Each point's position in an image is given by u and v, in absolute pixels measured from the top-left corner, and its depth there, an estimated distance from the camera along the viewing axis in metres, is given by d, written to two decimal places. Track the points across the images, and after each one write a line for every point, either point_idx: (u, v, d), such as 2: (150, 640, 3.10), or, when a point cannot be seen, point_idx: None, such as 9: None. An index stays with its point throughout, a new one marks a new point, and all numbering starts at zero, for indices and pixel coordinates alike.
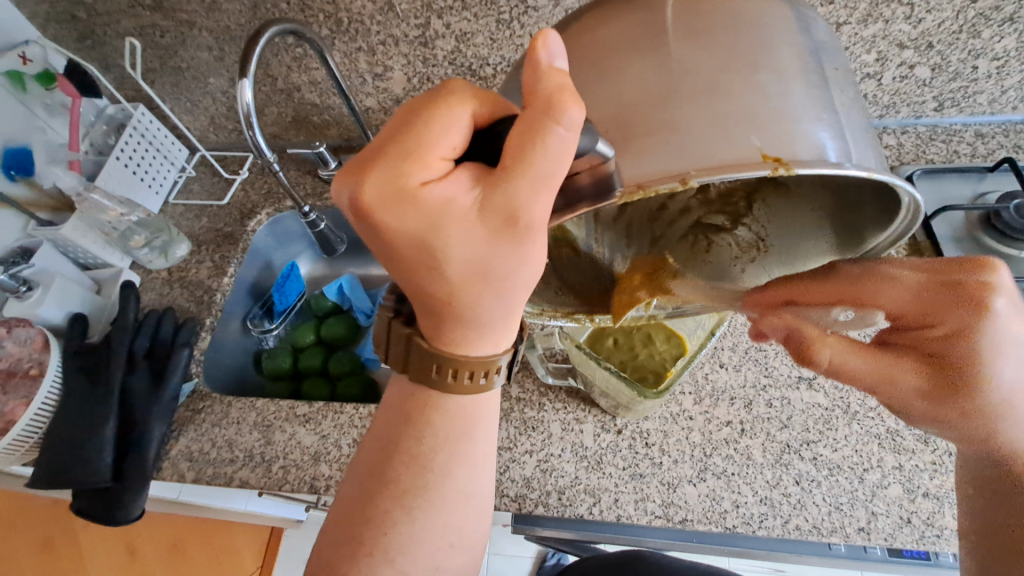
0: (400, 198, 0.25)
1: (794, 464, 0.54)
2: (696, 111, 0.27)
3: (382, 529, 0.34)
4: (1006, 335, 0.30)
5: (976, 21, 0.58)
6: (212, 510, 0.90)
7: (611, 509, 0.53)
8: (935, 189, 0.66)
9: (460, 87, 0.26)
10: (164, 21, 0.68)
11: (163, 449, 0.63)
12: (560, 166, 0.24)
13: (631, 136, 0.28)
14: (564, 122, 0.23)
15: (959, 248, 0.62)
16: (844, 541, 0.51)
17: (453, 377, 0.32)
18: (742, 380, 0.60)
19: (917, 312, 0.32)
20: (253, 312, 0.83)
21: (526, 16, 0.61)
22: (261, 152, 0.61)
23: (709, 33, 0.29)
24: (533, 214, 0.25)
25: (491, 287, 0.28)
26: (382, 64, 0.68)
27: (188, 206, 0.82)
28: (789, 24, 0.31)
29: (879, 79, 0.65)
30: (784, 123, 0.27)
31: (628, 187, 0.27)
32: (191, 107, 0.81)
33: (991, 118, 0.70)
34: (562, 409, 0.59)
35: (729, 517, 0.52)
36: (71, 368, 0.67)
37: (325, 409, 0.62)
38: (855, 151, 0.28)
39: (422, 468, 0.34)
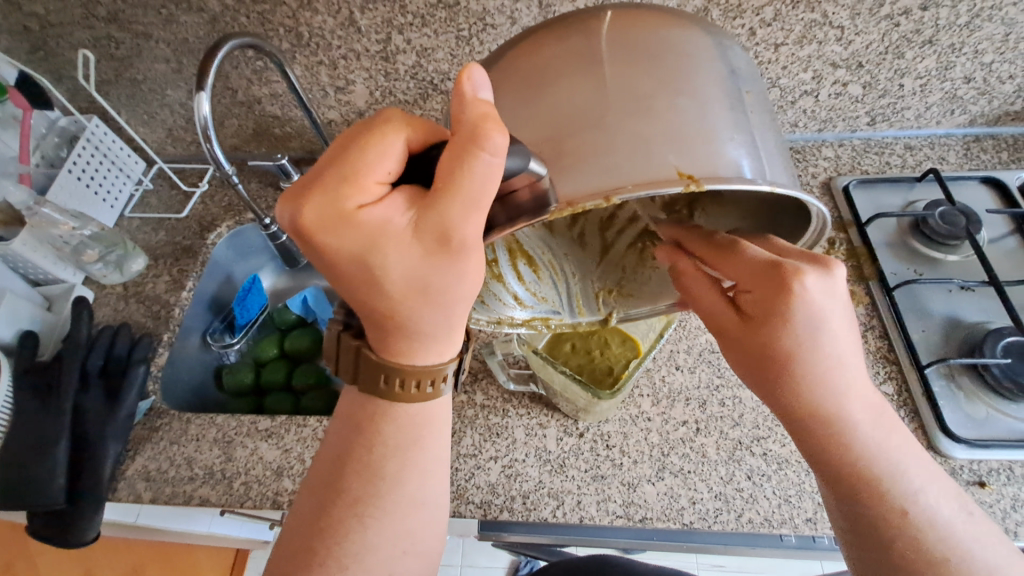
0: (339, 221, 0.26)
1: (746, 460, 0.57)
2: (621, 132, 0.29)
3: (336, 538, 0.34)
4: (808, 308, 0.34)
5: (899, 42, 0.63)
6: (171, 532, 0.87)
7: (574, 511, 0.55)
8: (870, 198, 0.71)
9: (396, 116, 0.27)
10: (120, 32, 0.68)
11: (118, 469, 0.61)
12: (488, 188, 0.26)
13: (562, 156, 0.30)
14: (489, 148, 0.25)
15: (891, 252, 0.66)
16: (793, 531, 0.53)
17: (403, 387, 0.33)
18: (697, 382, 0.62)
19: (742, 273, 0.36)
20: (213, 327, 0.81)
21: (485, 33, 0.63)
22: (221, 165, 0.61)
23: (633, 59, 0.31)
24: (466, 232, 0.27)
25: (432, 301, 0.29)
26: (344, 78, 0.69)
27: (145, 220, 0.81)
28: (708, 51, 0.33)
29: (816, 96, 0.69)
30: (702, 143, 0.30)
31: (561, 204, 0.28)
32: (148, 120, 0.80)
33: (917, 131, 0.75)
34: (525, 415, 0.60)
35: (686, 514, 0.54)
36: (22, 387, 0.65)
37: (288, 422, 0.62)
38: (766, 169, 0.31)
39: (375, 476, 0.35)
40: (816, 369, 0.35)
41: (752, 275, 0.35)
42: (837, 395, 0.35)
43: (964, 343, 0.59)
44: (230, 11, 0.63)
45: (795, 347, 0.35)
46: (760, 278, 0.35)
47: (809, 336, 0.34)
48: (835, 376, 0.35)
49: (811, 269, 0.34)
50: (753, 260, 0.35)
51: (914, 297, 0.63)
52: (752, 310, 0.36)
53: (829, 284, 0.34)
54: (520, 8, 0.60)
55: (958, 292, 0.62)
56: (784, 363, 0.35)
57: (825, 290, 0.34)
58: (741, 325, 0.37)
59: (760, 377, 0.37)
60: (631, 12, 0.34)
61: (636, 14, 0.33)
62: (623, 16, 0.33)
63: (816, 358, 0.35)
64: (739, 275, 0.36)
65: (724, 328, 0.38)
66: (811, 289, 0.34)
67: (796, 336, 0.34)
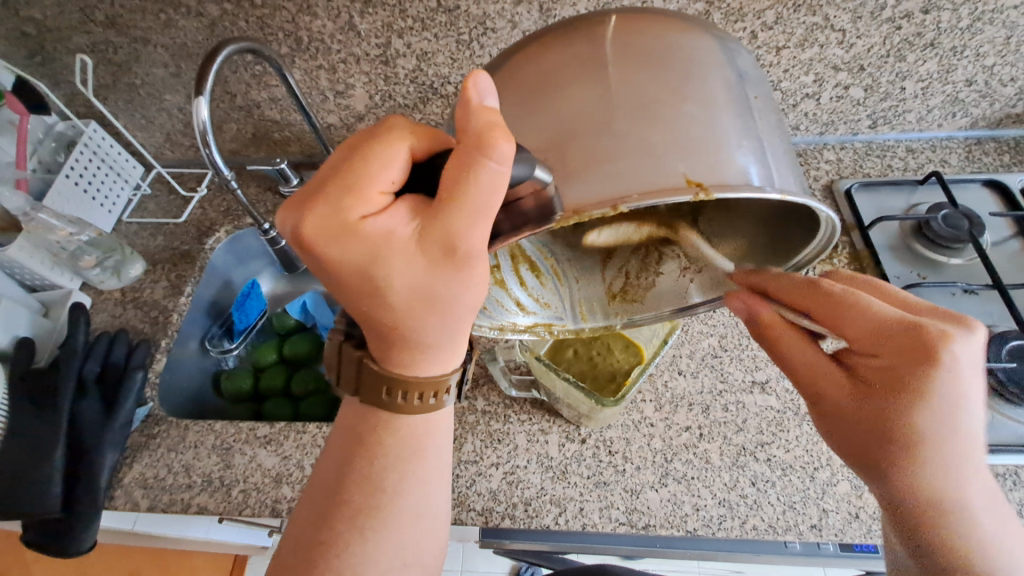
0: (342, 231, 0.25)
1: (749, 466, 0.56)
2: (628, 139, 0.29)
3: (335, 550, 0.34)
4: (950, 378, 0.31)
5: (901, 46, 0.63)
6: (168, 539, 0.87)
7: (576, 518, 0.54)
8: (871, 202, 0.71)
9: (400, 123, 0.27)
10: (118, 37, 0.67)
11: (115, 477, 0.61)
12: (494, 197, 0.25)
13: (568, 163, 0.29)
14: (495, 157, 0.24)
15: (894, 255, 0.66)
16: (798, 538, 0.53)
17: (405, 397, 0.32)
18: (700, 387, 0.62)
19: (864, 332, 0.34)
20: (212, 333, 0.81)
21: (485, 37, 0.62)
22: (219, 170, 0.60)
23: (638, 65, 0.31)
24: (471, 242, 0.26)
25: (436, 312, 0.29)
26: (344, 82, 0.69)
27: (143, 225, 0.80)
28: (714, 56, 0.33)
29: (817, 99, 0.69)
30: (709, 150, 0.29)
31: (567, 212, 0.28)
32: (146, 124, 0.79)
33: (919, 134, 0.75)
34: (527, 421, 0.60)
35: (689, 521, 0.54)
36: (18, 394, 0.65)
37: (287, 429, 0.61)
38: (774, 176, 0.30)
39: (376, 487, 0.34)
40: (944, 456, 0.32)
41: (880, 336, 0.33)
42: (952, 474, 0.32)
43: None
44: (229, 15, 0.62)
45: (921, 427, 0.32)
46: (887, 338, 0.33)
47: (941, 415, 0.32)
48: (956, 458, 0.32)
49: (955, 333, 0.32)
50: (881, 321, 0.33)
51: (917, 300, 0.62)
52: (871, 377, 0.33)
53: (971, 356, 0.32)
54: (520, 11, 0.60)
55: (962, 296, 0.62)
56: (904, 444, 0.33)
57: (970, 360, 0.31)
58: (853, 392, 0.35)
59: (871, 456, 0.34)
60: (636, 16, 0.33)
61: (642, 18, 0.33)
62: (628, 20, 0.33)
63: (951, 440, 0.32)
64: (855, 332, 0.34)
65: (827, 387, 0.36)
66: (950, 356, 0.31)
67: (924, 418, 0.32)
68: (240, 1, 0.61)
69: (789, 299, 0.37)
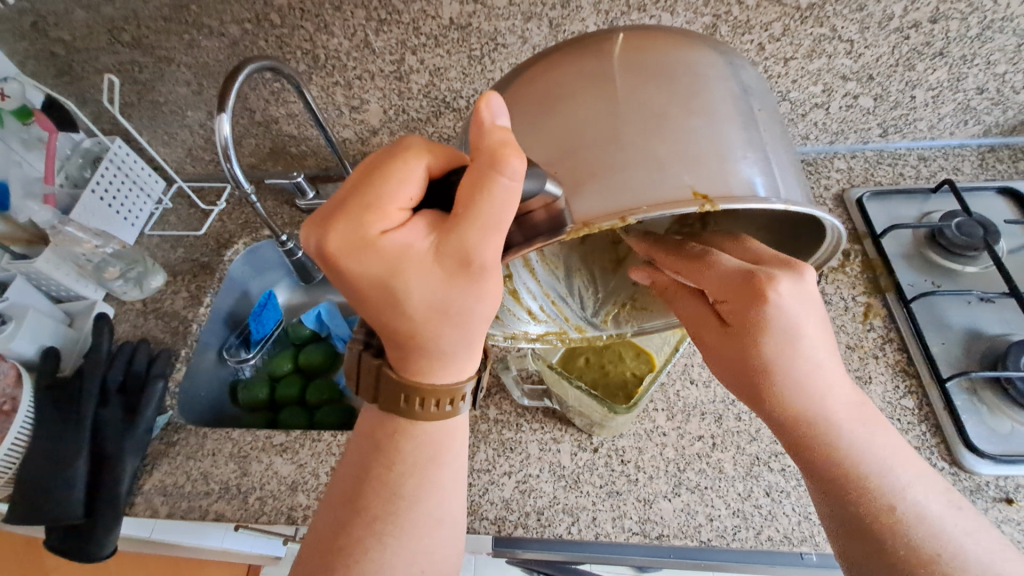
0: (362, 246, 0.26)
1: (764, 476, 0.56)
2: (635, 153, 0.30)
3: (355, 557, 0.34)
4: (783, 313, 0.35)
5: (910, 55, 0.63)
6: (184, 548, 0.87)
7: (589, 527, 0.54)
8: (884, 210, 0.70)
9: (417, 142, 0.28)
10: (144, 57, 0.70)
11: (136, 483, 0.62)
12: (507, 212, 0.26)
13: (577, 177, 0.30)
14: (507, 174, 0.25)
15: (908, 263, 0.66)
16: (814, 549, 0.52)
17: (422, 405, 0.33)
18: (712, 396, 0.61)
19: (715, 285, 0.37)
20: (229, 342, 0.82)
21: (496, 52, 0.64)
22: (240, 184, 0.62)
23: (644, 79, 0.32)
24: (485, 255, 0.27)
25: (452, 322, 0.30)
26: (359, 97, 0.71)
27: (164, 237, 0.83)
28: (718, 71, 0.34)
29: (826, 108, 0.70)
30: (715, 162, 0.30)
31: (577, 224, 0.29)
32: (169, 140, 0.82)
33: (931, 143, 0.75)
34: (539, 430, 0.60)
35: (703, 531, 0.53)
36: (43, 402, 0.67)
37: (303, 437, 0.62)
38: (780, 187, 0.31)
39: (393, 494, 0.35)
40: (805, 383, 0.36)
41: (722, 285, 0.37)
42: (827, 399, 0.36)
43: (986, 355, 0.58)
44: (250, 35, 0.65)
45: (771, 357, 0.36)
46: (731, 285, 0.36)
47: (788, 342, 0.36)
48: (808, 390, 0.36)
49: (784, 275, 0.35)
50: (723, 270, 0.37)
51: (933, 308, 0.62)
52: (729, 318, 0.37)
53: (801, 291, 0.35)
54: (531, 28, 0.61)
55: (978, 304, 0.61)
56: (768, 376, 0.36)
57: (797, 296, 0.35)
58: (721, 335, 0.38)
59: (749, 381, 0.38)
60: (642, 34, 0.34)
61: (647, 35, 0.34)
62: (633, 37, 0.34)
63: (797, 365, 0.36)
64: (713, 287, 0.37)
65: (705, 331, 0.40)
66: (779, 295, 0.35)
67: (773, 350, 0.36)
68: (261, 21, 0.63)
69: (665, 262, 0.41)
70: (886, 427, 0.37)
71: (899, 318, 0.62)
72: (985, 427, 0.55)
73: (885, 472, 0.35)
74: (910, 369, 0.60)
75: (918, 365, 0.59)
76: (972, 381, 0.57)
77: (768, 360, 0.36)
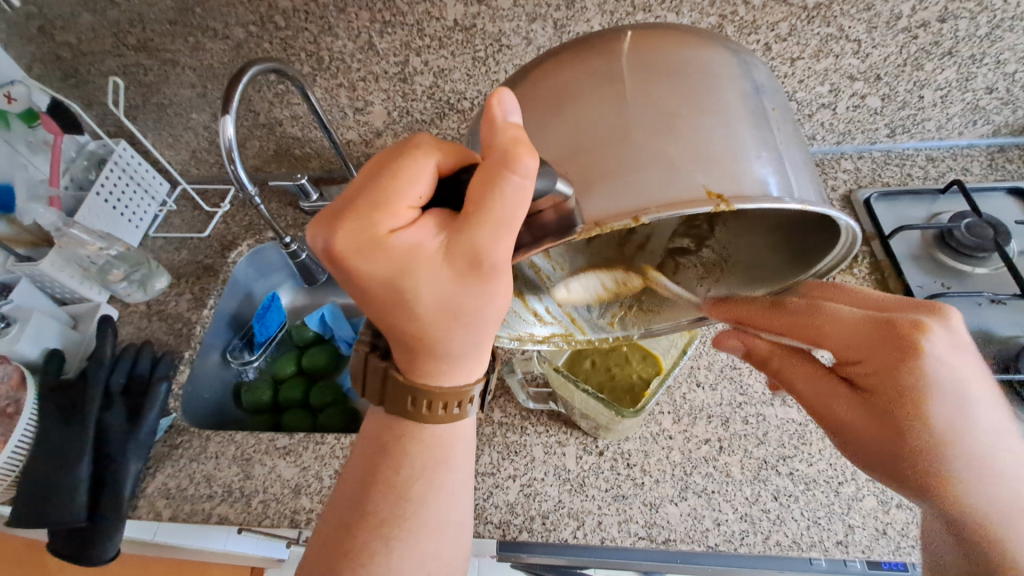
0: (371, 245, 0.26)
1: (772, 480, 0.55)
2: (646, 152, 0.29)
3: (359, 561, 0.34)
4: (941, 370, 0.33)
5: (918, 55, 0.62)
6: (186, 550, 0.87)
7: (595, 532, 0.54)
8: (892, 211, 0.70)
9: (426, 140, 0.28)
10: (149, 59, 0.70)
11: (139, 486, 0.62)
12: (518, 211, 0.26)
13: (587, 177, 0.30)
14: (519, 171, 0.25)
15: (917, 265, 0.65)
16: (824, 555, 0.51)
17: (429, 407, 0.33)
18: (719, 399, 0.61)
19: (851, 346, 0.35)
20: (233, 345, 0.82)
21: (501, 53, 0.64)
22: (244, 186, 0.62)
23: (654, 78, 0.31)
24: (496, 255, 0.27)
25: (462, 323, 0.29)
26: (363, 99, 0.70)
27: (168, 239, 0.83)
28: (729, 69, 0.33)
29: (833, 109, 0.69)
30: (727, 162, 0.29)
31: (587, 224, 0.28)
32: (173, 142, 0.82)
33: (940, 143, 0.74)
34: (544, 433, 0.60)
35: (711, 536, 0.53)
36: (47, 404, 0.67)
37: (307, 440, 0.62)
38: (793, 186, 0.31)
39: (399, 498, 0.34)
40: (962, 446, 0.34)
41: (859, 346, 0.35)
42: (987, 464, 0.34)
43: (997, 358, 0.57)
44: (254, 38, 0.65)
45: (935, 426, 0.34)
46: (872, 346, 0.34)
47: (951, 405, 0.34)
48: (966, 456, 0.34)
49: (931, 321, 0.34)
50: (863, 324, 0.35)
51: None
52: (867, 385, 0.35)
53: (953, 338, 0.34)
54: (535, 29, 0.61)
55: (988, 306, 0.61)
56: (927, 447, 0.34)
57: (952, 346, 0.33)
58: (861, 406, 0.36)
59: (891, 454, 0.35)
60: (651, 32, 0.34)
61: (657, 33, 0.34)
62: (643, 36, 0.33)
63: (956, 428, 0.34)
64: (840, 342, 0.35)
65: (835, 400, 0.37)
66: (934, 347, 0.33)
67: (938, 417, 0.34)
68: (265, 23, 0.63)
69: (755, 320, 0.39)
70: None
71: None
72: None
73: None
74: None
75: None
76: (983, 384, 0.56)
77: (929, 427, 0.34)
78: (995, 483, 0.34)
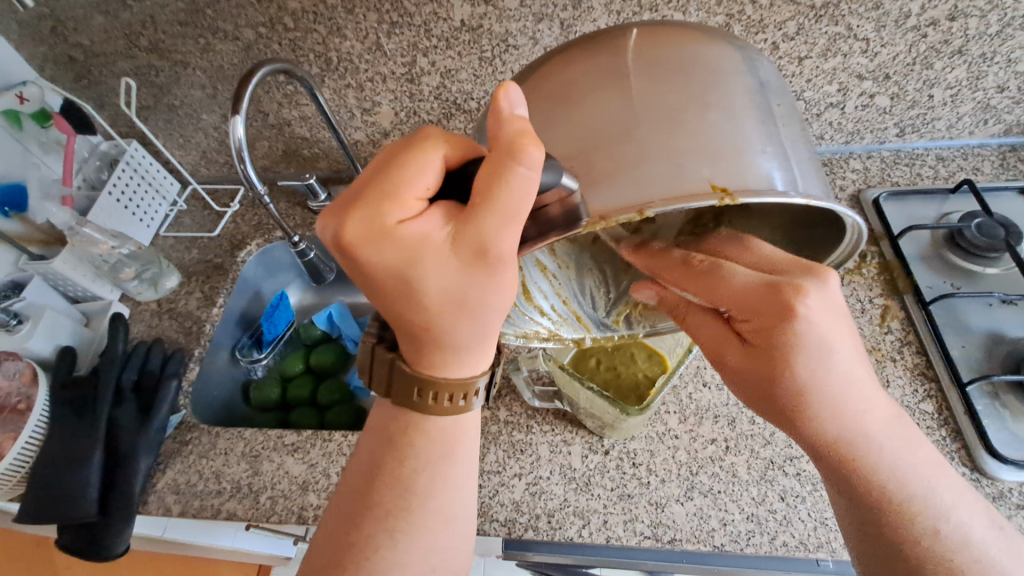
0: (379, 235, 0.26)
1: (778, 480, 0.55)
2: (651, 146, 0.29)
3: (365, 552, 0.34)
4: (810, 329, 0.34)
5: (927, 53, 0.62)
6: (195, 547, 0.88)
7: (600, 531, 0.54)
8: (902, 211, 0.69)
9: (434, 133, 0.28)
10: (160, 61, 0.71)
11: (149, 482, 0.63)
12: (525, 202, 0.26)
13: (593, 171, 0.30)
14: (526, 163, 0.25)
15: (926, 265, 0.64)
16: (831, 556, 0.51)
17: (436, 399, 0.33)
18: (725, 399, 0.61)
19: (739, 303, 0.36)
20: (241, 342, 0.83)
21: (507, 53, 0.64)
22: (254, 186, 0.63)
23: (660, 73, 0.32)
24: (502, 246, 0.27)
25: (467, 313, 0.29)
26: (370, 99, 0.71)
27: (179, 238, 0.84)
28: (735, 65, 0.33)
29: (842, 108, 0.69)
30: (733, 156, 0.29)
31: (592, 218, 0.29)
32: (184, 143, 0.83)
33: (949, 142, 0.74)
34: (550, 431, 0.60)
35: (717, 536, 0.53)
36: (59, 400, 0.68)
37: (314, 437, 0.62)
38: (799, 181, 0.31)
39: (405, 490, 0.35)
40: (828, 392, 0.35)
41: (746, 303, 0.35)
42: (858, 412, 0.35)
43: (1007, 359, 0.57)
44: (263, 39, 0.65)
45: (804, 376, 0.35)
46: (757, 298, 0.35)
47: (817, 359, 0.35)
48: (835, 400, 0.35)
49: (806, 282, 0.34)
50: (751, 284, 0.35)
51: (952, 311, 0.61)
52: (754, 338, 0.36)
53: (828, 301, 0.34)
54: (542, 29, 0.61)
55: (999, 306, 0.60)
56: (798, 395, 0.35)
57: (825, 306, 0.34)
58: (745, 355, 0.37)
59: (768, 399, 0.37)
60: (657, 28, 0.34)
61: (663, 30, 0.34)
62: (649, 32, 0.34)
63: (828, 377, 0.35)
64: (729, 299, 0.36)
65: (726, 346, 0.38)
66: (808, 308, 0.34)
67: (804, 366, 0.34)
68: (275, 25, 0.64)
69: (668, 276, 0.39)
70: (916, 434, 0.37)
71: (917, 321, 0.61)
72: (1008, 432, 0.53)
73: (923, 483, 0.36)
74: (930, 373, 0.59)
75: (938, 369, 0.58)
76: (995, 385, 0.56)
77: (797, 377, 0.35)
78: (870, 428, 0.36)
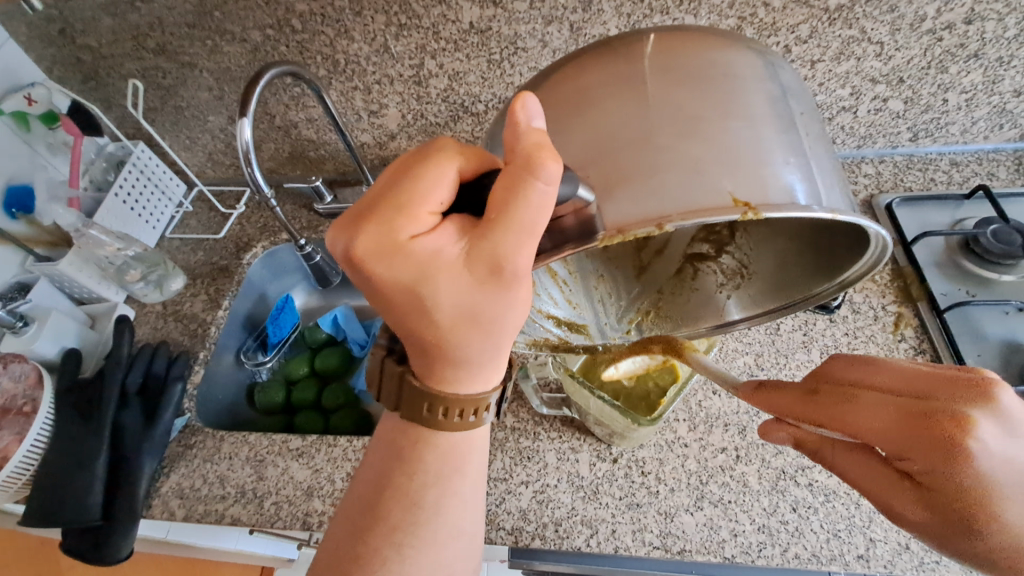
0: (392, 250, 0.26)
1: (790, 491, 0.54)
2: (671, 156, 0.29)
3: (372, 566, 0.34)
4: (996, 466, 0.27)
5: (943, 57, 0.61)
6: (198, 550, 0.88)
7: (609, 540, 0.53)
8: (914, 216, 0.68)
9: (449, 145, 0.27)
10: (167, 62, 0.71)
11: (153, 485, 0.62)
12: (541, 217, 0.25)
13: (610, 181, 0.29)
14: (543, 178, 0.24)
15: (941, 273, 0.63)
16: (844, 569, 0.50)
17: (446, 414, 0.32)
18: (735, 407, 0.60)
19: (899, 448, 0.29)
20: (246, 345, 0.82)
21: (515, 56, 0.63)
22: (260, 188, 0.62)
23: (680, 81, 0.31)
24: (517, 262, 0.27)
25: (480, 330, 0.29)
26: (378, 102, 0.71)
27: (184, 240, 0.84)
28: (756, 73, 0.32)
29: (854, 112, 0.68)
30: (754, 168, 0.29)
31: (609, 231, 0.28)
32: (190, 145, 0.83)
33: (964, 147, 0.72)
34: (557, 439, 0.59)
35: (727, 547, 0.52)
36: (64, 403, 0.67)
37: (319, 442, 0.62)
38: (821, 194, 0.30)
39: (413, 504, 0.34)
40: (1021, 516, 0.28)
41: (900, 443, 0.28)
42: None
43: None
44: (271, 40, 0.65)
45: (999, 511, 0.28)
46: (915, 440, 0.28)
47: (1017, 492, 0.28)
48: None
49: (977, 411, 0.27)
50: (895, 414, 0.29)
51: (967, 319, 0.59)
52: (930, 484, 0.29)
53: (1013, 431, 0.27)
54: (551, 31, 0.60)
55: (1016, 315, 0.59)
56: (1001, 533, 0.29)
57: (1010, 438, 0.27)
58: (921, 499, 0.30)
59: (945, 533, 0.30)
60: (675, 34, 0.33)
61: (681, 35, 0.33)
62: (667, 38, 0.33)
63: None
64: (888, 445, 0.29)
65: (897, 499, 0.31)
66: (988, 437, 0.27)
67: (1004, 504, 0.28)
68: (282, 27, 0.63)
69: (790, 410, 0.33)
70: None
71: (932, 329, 0.60)
72: None
73: None
74: None
75: None
76: None
77: (992, 514, 0.28)
78: None
